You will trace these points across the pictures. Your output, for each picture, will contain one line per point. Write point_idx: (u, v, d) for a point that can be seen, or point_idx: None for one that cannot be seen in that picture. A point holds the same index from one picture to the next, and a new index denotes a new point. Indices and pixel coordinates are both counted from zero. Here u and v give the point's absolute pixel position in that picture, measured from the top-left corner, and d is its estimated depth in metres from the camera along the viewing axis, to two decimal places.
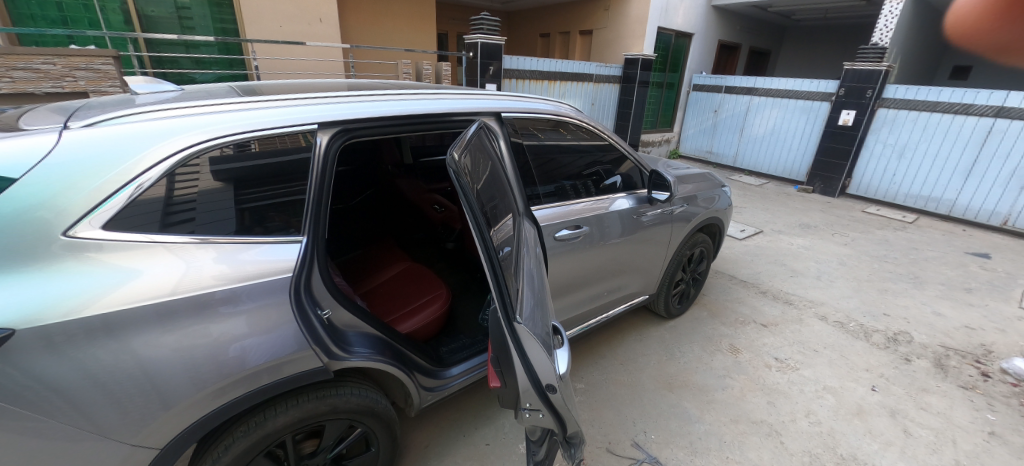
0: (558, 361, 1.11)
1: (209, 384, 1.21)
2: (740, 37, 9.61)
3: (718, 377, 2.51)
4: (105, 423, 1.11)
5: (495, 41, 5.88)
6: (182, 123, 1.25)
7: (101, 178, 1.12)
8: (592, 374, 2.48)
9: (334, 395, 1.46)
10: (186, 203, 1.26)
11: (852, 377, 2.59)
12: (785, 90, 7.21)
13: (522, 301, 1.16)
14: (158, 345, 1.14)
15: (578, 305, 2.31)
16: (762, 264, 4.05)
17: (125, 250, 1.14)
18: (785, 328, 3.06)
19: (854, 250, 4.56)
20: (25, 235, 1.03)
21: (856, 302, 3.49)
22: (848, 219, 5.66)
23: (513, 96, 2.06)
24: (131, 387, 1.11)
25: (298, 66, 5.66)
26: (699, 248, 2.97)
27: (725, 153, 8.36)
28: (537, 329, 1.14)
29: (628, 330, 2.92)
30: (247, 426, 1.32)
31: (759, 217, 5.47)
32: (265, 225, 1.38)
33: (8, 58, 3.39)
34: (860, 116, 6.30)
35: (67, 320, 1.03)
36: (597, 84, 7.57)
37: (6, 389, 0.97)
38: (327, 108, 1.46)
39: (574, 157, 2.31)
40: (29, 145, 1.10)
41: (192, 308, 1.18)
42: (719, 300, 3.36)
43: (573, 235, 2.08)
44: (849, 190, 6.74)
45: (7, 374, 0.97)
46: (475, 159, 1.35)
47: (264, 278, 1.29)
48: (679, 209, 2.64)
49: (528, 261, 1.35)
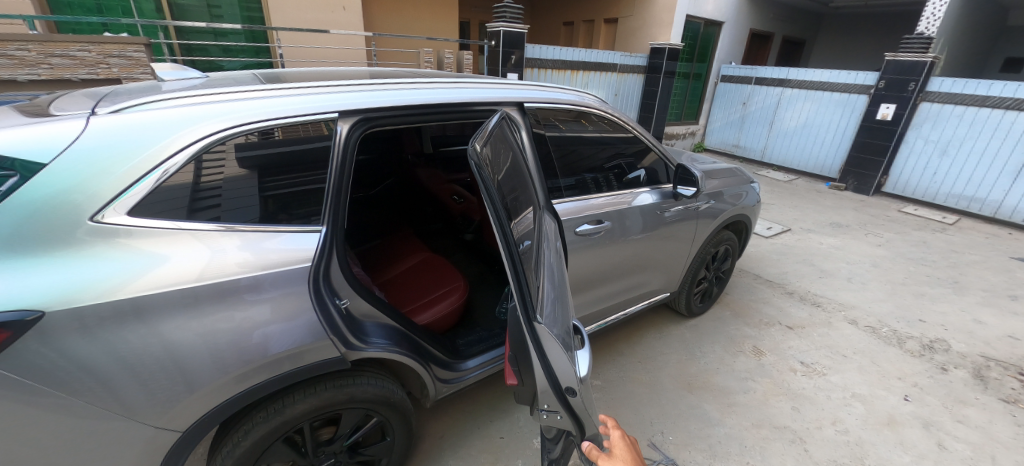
0: (579, 363, 1.08)
1: (232, 369, 1.22)
2: (773, 25, 9.23)
3: (739, 380, 2.43)
4: (135, 404, 1.13)
5: (519, 29, 5.79)
6: (208, 110, 1.25)
7: (129, 163, 1.12)
8: (609, 371, 2.44)
9: (352, 384, 1.46)
10: (212, 190, 1.27)
11: (883, 384, 2.48)
12: (820, 81, 6.90)
13: (543, 299, 1.13)
14: (185, 331, 1.15)
15: (596, 302, 2.26)
16: (789, 264, 3.92)
17: (152, 236, 1.15)
18: (812, 331, 2.94)
19: (889, 252, 4.36)
20: (56, 219, 1.05)
21: (889, 306, 3.33)
22: (883, 218, 5.42)
23: (535, 85, 2.00)
24: (158, 371, 1.13)
25: (321, 54, 5.69)
26: (724, 246, 2.87)
27: (753, 147, 8.08)
28: (557, 329, 1.11)
29: (648, 328, 2.86)
30: (267, 412, 1.33)
31: (788, 214, 5.28)
32: (288, 213, 1.38)
33: (46, 45, 3.53)
34: (900, 110, 5.98)
35: (97, 302, 1.05)
36: (621, 74, 7.40)
37: (40, 367, 1.00)
38: (348, 96, 1.44)
39: (596, 149, 2.24)
40: (58, 130, 1.10)
41: (217, 294, 1.19)
42: (744, 300, 3.26)
43: (594, 230, 2.03)
44: (885, 188, 6.44)
45: (40, 353, 1.00)
46: (496, 150, 1.31)
47: (287, 266, 1.29)
48: (704, 205, 2.54)
49: (549, 255, 1.31)
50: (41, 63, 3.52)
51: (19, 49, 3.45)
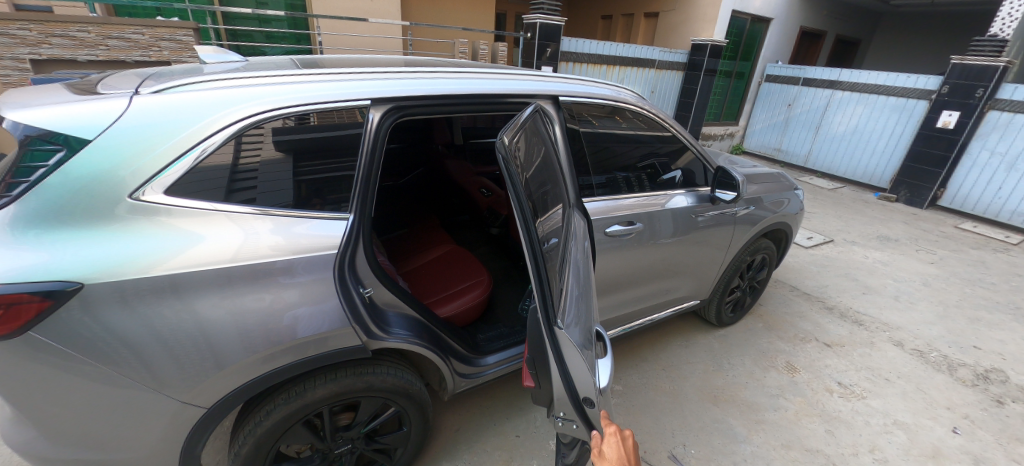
0: (600, 372, 1.01)
1: (259, 350, 1.23)
2: (826, 23, 8.73)
3: (770, 396, 2.31)
4: (165, 377, 1.15)
5: (556, 21, 5.69)
6: (247, 93, 1.26)
7: (170, 142, 1.14)
8: (630, 377, 2.37)
9: (371, 372, 1.45)
10: (250, 172, 1.27)
11: (930, 414, 2.31)
12: (875, 84, 6.48)
13: (565, 302, 1.08)
14: (217, 309, 1.16)
15: (621, 306, 2.19)
16: (829, 277, 3.71)
17: (190, 216, 1.16)
18: (852, 350, 2.77)
19: (942, 270, 4.06)
20: (100, 193, 1.07)
21: (939, 330, 3.10)
22: (936, 234, 5.06)
23: (571, 79, 1.94)
24: (189, 347, 1.15)
25: (359, 42, 5.77)
26: (761, 255, 2.73)
27: (796, 151, 7.69)
28: (579, 334, 1.05)
29: (674, 334, 2.77)
30: (288, 395, 1.34)
31: (830, 224, 5.00)
32: (322, 198, 1.38)
33: (104, 27, 3.72)
34: (964, 118, 5.56)
35: (139, 278, 1.07)
36: (658, 70, 7.17)
37: (81, 334, 1.03)
38: (381, 84, 1.42)
39: (628, 148, 2.16)
40: (104, 107, 1.13)
41: (251, 275, 1.20)
42: (778, 312, 3.10)
43: (625, 232, 1.96)
44: (941, 202, 5.99)
45: (82, 322, 1.03)
46: (525, 148, 1.29)
47: (317, 252, 1.29)
48: (743, 211, 2.42)
49: (577, 252, 1.25)
50: (99, 45, 3.72)
51: (80, 30, 3.65)
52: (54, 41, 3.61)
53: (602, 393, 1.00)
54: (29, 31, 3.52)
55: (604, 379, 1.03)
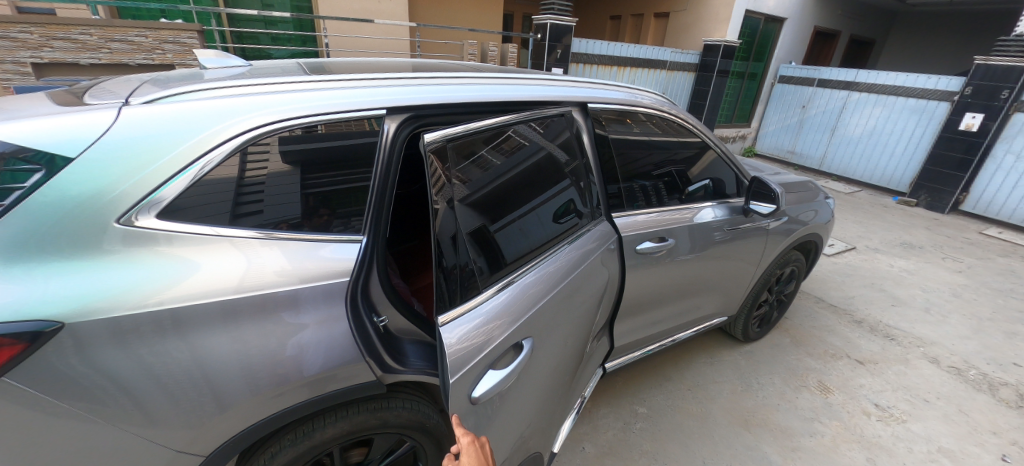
0: (471, 382, 1.02)
1: (265, 389, 1.10)
2: (840, 23, 8.56)
3: (804, 420, 2.18)
4: (160, 423, 1.02)
5: (567, 22, 5.57)
6: (249, 102, 1.14)
7: (164, 159, 1.02)
8: (654, 398, 2.24)
9: (386, 407, 1.32)
10: (256, 186, 1.15)
11: (975, 440, 2.16)
12: (893, 86, 6.31)
13: (466, 305, 1.11)
14: (221, 346, 1.04)
15: (647, 326, 2.08)
16: (855, 287, 3.56)
17: (190, 242, 1.05)
18: (886, 368, 2.63)
19: (971, 280, 3.90)
20: (90, 219, 0.95)
21: (976, 345, 2.94)
22: (961, 240, 4.88)
23: (593, 83, 1.82)
24: (189, 387, 1.02)
25: (366, 44, 5.66)
26: (791, 267, 2.60)
27: (810, 154, 7.52)
28: (466, 345, 1.04)
29: (697, 350, 2.64)
30: (294, 435, 1.21)
31: (851, 230, 4.84)
32: (344, 219, 1.26)
33: (107, 29, 3.63)
34: (988, 120, 5.36)
35: (135, 313, 0.96)
36: (670, 71, 7.03)
37: (68, 378, 0.91)
38: (396, 90, 1.30)
39: (648, 153, 1.97)
40: (89, 122, 1.01)
41: (257, 308, 1.08)
42: (805, 326, 2.96)
43: (656, 248, 1.86)
44: (964, 206, 5.79)
45: (72, 365, 0.91)
46: (520, 163, 1.39)
47: (325, 280, 1.17)
48: (776, 223, 2.31)
49: (527, 280, 1.26)
50: (101, 48, 3.63)
51: (82, 33, 3.57)
52: (55, 44, 3.52)
53: (467, 402, 1.01)
54: (30, 34, 3.43)
55: (480, 388, 1.03)
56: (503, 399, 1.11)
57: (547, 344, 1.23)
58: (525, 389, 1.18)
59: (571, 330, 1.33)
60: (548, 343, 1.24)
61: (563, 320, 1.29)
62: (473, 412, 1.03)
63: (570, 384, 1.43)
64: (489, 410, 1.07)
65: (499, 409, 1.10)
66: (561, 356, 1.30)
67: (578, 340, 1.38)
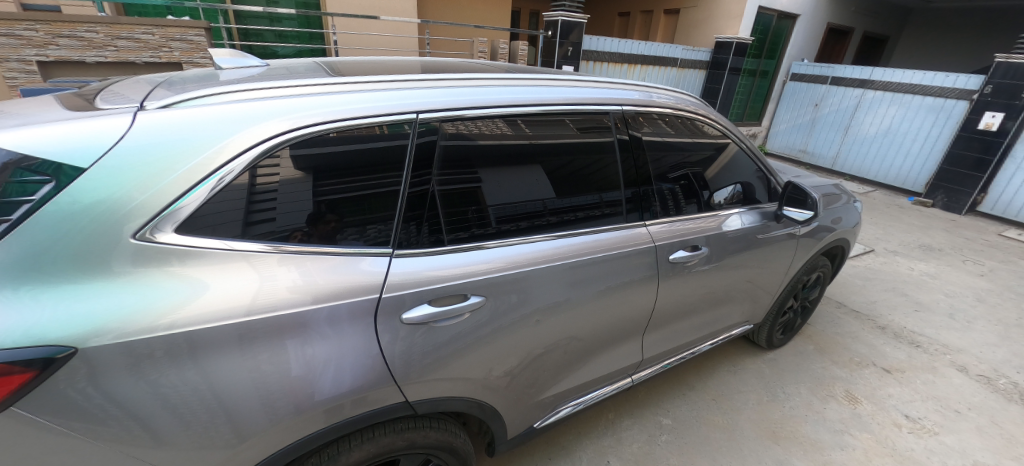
0: (405, 306, 1.17)
1: (282, 415, 1.04)
2: (853, 20, 8.45)
3: (833, 433, 2.11)
4: (172, 449, 0.96)
5: (577, 18, 5.48)
6: (267, 107, 1.07)
7: (175, 169, 0.95)
8: (678, 409, 2.18)
9: (414, 429, 1.28)
10: (268, 194, 1.07)
11: (1012, 453, 2.08)
12: (909, 84, 6.20)
13: (425, 251, 1.24)
14: (235, 370, 0.98)
15: (670, 338, 2.01)
16: (877, 292, 3.48)
17: (203, 259, 0.98)
18: (914, 377, 2.56)
19: (994, 284, 3.81)
20: (100, 236, 0.89)
21: (1004, 353, 2.86)
22: (980, 242, 4.79)
23: (618, 84, 1.75)
24: (204, 415, 0.96)
25: (373, 41, 5.58)
26: (817, 273, 2.53)
27: (822, 153, 7.41)
28: (627, 239, 1.64)
29: (719, 358, 2.57)
30: (319, 458, 1.15)
31: (868, 232, 4.76)
32: (361, 229, 1.18)
33: (113, 27, 3.57)
34: (1008, 120, 5.24)
35: (149, 336, 0.90)
36: (681, 69, 6.93)
37: (81, 408, 0.85)
38: (418, 94, 1.25)
39: (673, 154, 1.85)
40: (100, 128, 0.94)
41: (270, 330, 1.01)
42: (828, 333, 2.89)
43: (688, 257, 1.81)
44: (981, 207, 5.68)
45: (83, 393, 0.85)
46: (663, 141, 1.82)
47: (341, 299, 1.09)
48: (806, 228, 2.24)
49: (680, 223, 1.81)
50: (107, 46, 3.57)
51: (88, 31, 3.51)
52: (61, 42, 3.46)
53: (398, 320, 1.16)
54: (36, 31, 3.37)
55: (412, 313, 1.18)
56: (574, 303, 1.52)
57: (502, 313, 1.34)
58: (468, 342, 1.29)
59: (547, 310, 1.45)
60: (502, 311, 1.34)
61: (530, 299, 1.40)
62: (406, 334, 1.18)
63: (543, 364, 1.53)
64: (416, 339, 1.20)
65: (435, 345, 1.23)
66: (519, 330, 1.40)
67: (549, 326, 1.48)
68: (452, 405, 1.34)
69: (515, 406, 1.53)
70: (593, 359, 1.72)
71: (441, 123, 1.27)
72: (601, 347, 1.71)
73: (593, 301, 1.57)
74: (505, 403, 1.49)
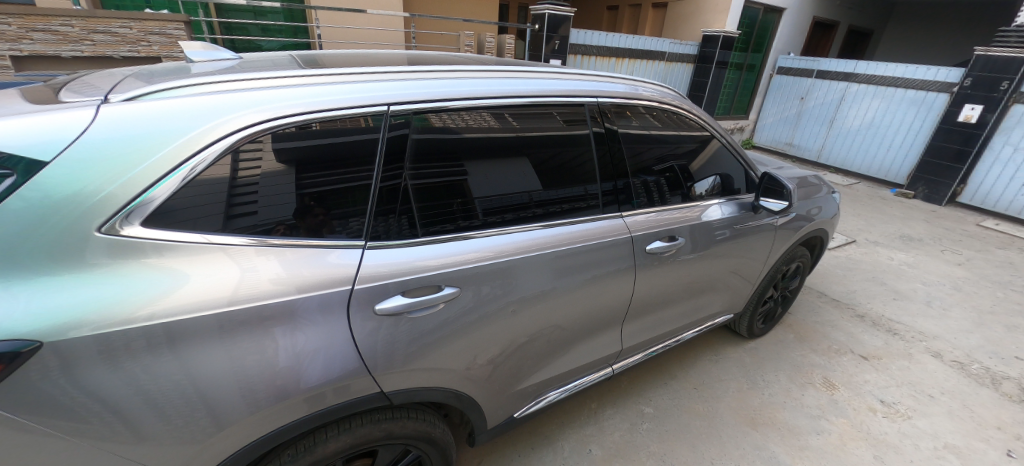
0: (377, 297, 1.16)
1: (264, 405, 1.05)
2: (838, 13, 8.52)
3: (810, 418, 2.16)
4: (151, 442, 0.96)
5: (564, 12, 5.48)
6: (243, 99, 1.06)
7: (147, 161, 0.94)
8: (660, 397, 2.21)
9: (390, 419, 1.29)
10: (249, 186, 1.08)
11: (981, 435, 2.14)
12: (892, 77, 6.28)
13: (403, 242, 1.24)
14: (216, 361, 0.98)
15: (652, 327, 2.04)
16: (857, 281, 3.55)
17: (179, 251, 0.97)
18: (890, 363, 2.62)
19: (970, 272, 3.90)
20: (66, 229, 0.87)
21: (978, 339, 2.94)
22: (959, 233, 4.89)
23: (600, 76, 1.74)
24: (184, 406, 0.96)
25: (359, 35, 5.53)
26: (797, 263, 2.58)
27: (808, 146, 7.50)
28: (608, 229, 1.64)
29: (701, 347, 2.61)
30: (295, 450, 1.16)
31: (850, 223, 4.83)
32: (342, 222, 1.18)
33: (89, 20, 3.50)
34: (987, 112, 5.34)
35: (125, 329, 0.89)
36: (668, 62, 6.95)
37: (56, 402, 0.85)
38: (396, 85, 1.25)
39: (657, 146, 1.86)
40: (66, 120, 0.93)
41: (252, 321, 1.01)
42: (808, 322, 2.95)
43: (666, 248, 1.83)
44: (960, 198, 5.80)
45: (58, 386, 0.84)
46: (646, 132, 1.82)
47: (323, 290, 1.09)
48: (786, 218, 2.29)
49: (660, 214, 1.82)
50: (84, 40, 3.50)
51: (63, 24, 3.44)
52: (35, 36, 3.38)
53: (372, 311, 1.16)
54: (8, 25, 3.30)
55: (387, 304, 1.17)
56: (557, 292, 1.53)
57: (485, 303, 1.35)
58: (450, 331, 1.30)
59: (532, 299, 1.47)
60: (486, 300, 1.35)
61: (514, 288, 1.41)
62: (382, 326, 1.17)
63: (526, 353, 1.55)
64: (392, 330, 1.19)
65: (413, 336, 1.23)
66: (501, 320, 1.41)
67: (533, 315, 1.50)
68: (433, 396, 1.35)
69: (497, 396, 1.55)
70: (577, 347, 1.75)
71: (418, 114, 1.26)
72: (584, 335, 1.74)
73: (577, 290, 1.59)
74: (488, 393, 1.51)
